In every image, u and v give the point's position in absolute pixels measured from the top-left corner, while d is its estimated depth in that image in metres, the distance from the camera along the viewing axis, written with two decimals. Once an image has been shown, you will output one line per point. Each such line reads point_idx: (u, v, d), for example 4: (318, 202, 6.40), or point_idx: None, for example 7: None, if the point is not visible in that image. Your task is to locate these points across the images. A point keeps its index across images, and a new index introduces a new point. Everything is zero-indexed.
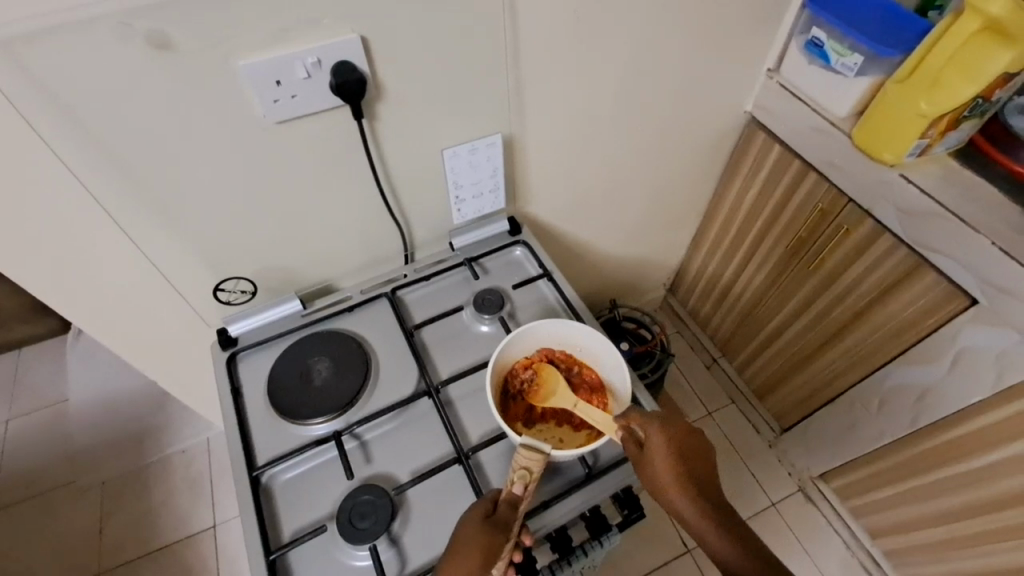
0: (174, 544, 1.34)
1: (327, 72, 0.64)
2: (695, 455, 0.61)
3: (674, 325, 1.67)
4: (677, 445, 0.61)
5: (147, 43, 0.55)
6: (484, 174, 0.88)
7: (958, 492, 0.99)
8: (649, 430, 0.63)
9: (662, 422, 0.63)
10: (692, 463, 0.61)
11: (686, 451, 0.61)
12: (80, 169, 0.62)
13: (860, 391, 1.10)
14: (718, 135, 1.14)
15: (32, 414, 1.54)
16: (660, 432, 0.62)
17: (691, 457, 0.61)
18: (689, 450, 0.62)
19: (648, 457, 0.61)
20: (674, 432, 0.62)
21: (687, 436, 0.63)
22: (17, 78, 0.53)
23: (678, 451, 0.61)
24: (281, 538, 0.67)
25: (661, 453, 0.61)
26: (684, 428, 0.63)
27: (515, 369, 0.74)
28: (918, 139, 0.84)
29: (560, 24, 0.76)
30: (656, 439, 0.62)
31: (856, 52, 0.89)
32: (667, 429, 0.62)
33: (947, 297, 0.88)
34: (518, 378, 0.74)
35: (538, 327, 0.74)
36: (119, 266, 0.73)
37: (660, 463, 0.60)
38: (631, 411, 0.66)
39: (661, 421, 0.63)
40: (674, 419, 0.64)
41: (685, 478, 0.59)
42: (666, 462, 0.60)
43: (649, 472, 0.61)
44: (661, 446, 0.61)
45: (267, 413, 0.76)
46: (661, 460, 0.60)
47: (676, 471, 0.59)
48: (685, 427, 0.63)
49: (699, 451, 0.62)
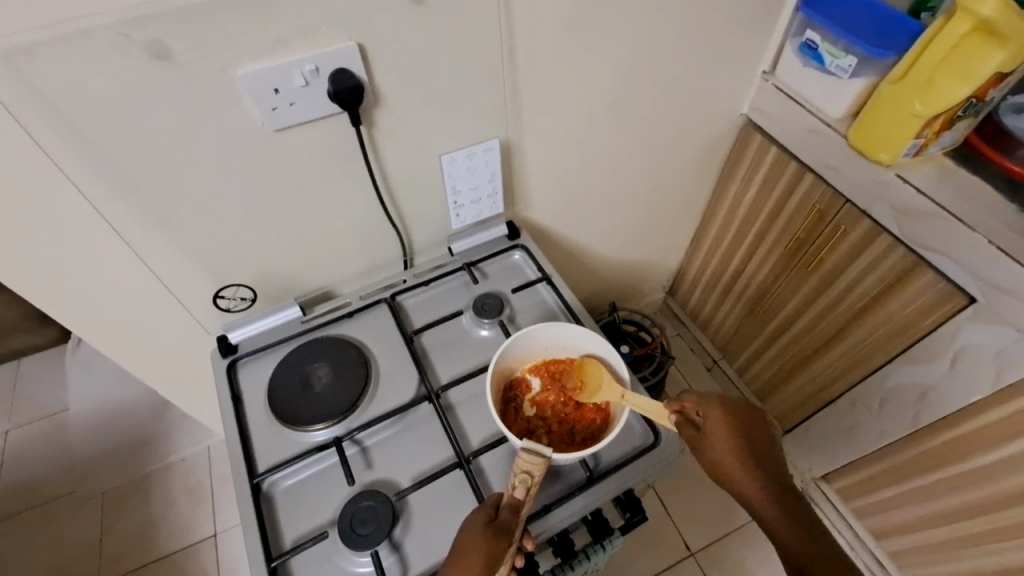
0: (175, 554, 1.34)
1: (325, 80, 0.65)
2: (755, 437, 0.62)
3: (674, 327, 1.67)
4: (738, 426, 0.61)
5: (145, 53, 0.56)
6: (482, 179, 0.88)
7: (960, 492, 0.99)
8: (707, 411, 0.62)
9: (722, 402, 0.62)
10: (753, 445, 0.61)
11: (746, 434, 0.61)
12: (79, 179, 0.62)
13: (861, 391, 1.10)
14: (714, 138, 1.14)
15: (32, 424, 1.54)
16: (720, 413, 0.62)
17: (751, 438, 0.62)
18: (748, 431, 0.62)
19: (710, 440, 0.61)
20: (733, 411, 0.62)
21: (746, 416, 0.62)
22: (15, 90, 0.54)
23: (740, 433, 0.61)
24: (283, 546, 0.67)
25: (722, 436, 0.61)
26: (743, 408, 0.63)
27: (517, 381, 0.74)
28: (913, 139, 0.85)
29: (554, 29, 0.76)
30: (715, 422, 0.61)
31: (850, 53, 0.89)
32: (726, 410, 0.62)
33: (945, 297, 0.88)
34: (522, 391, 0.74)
35: (528, 338, 0.74)
36: (118, 274, 0.73)
37: (723, 446, 0.60)
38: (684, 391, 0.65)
39: (720, 401, 0.63)
40: (733, 397, 0.63)
41: (748, 462, 0.60)
42: (726, 445, 0.60)
43: (711, 455, 0.61)
44: (722, 429, 0.61)
45: (268, 420, 0.76)
46: (723, 445, 0.60)
47: (739, 456, 0.60)
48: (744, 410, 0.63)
49: (758, 429, 0.62)
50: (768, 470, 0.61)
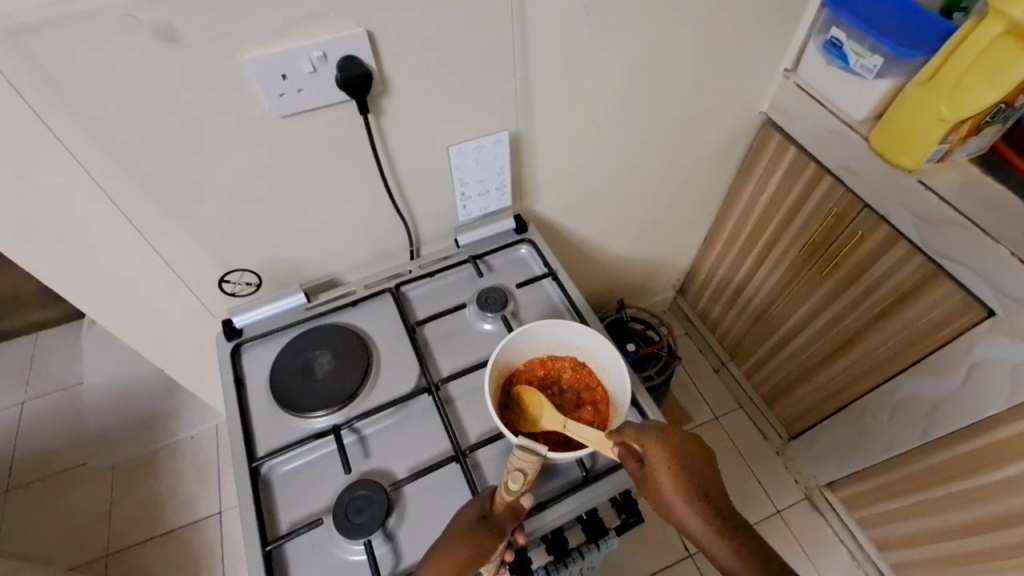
0: (180, 529, 1.36)
1: (333, 67, 0.64)
2: (699, 467, 0.56)
3: (683, 327, 1.65)
4: (680, 454, 0.56)
5: (154, 35, 0.55)
6: (491, 172, 0.87)
7: (969, 508, 0.97)
8: (646, 442, 0.58)
9: (660, 431, 0.59)
10: (695, 473, 0.55)
11: (687, 463, 0.56)
12: (87, 160, 0.63)
13: (871, 400, 1.08)
14: (732, 137, 1.12)
15: (47, 396, 1.58)
16: (658, 443, 0.57)
17: (695, 467, 0.56)
18: (692, 458, 0.56)
19: (651, 472, 0.56)
20: (675, 439, 0.58)
21: (689, 445, 0.57)
22: (24, 68, 0.54)
23: (682, 460, 0.56)
24: (278, 530, 0.67)
25: (659, 462, 0.56)
26: (687, 438, 0.58)
27: (516, 374, 0.74)
28: (938, 144, 0.82)
29: (569, 19, 0.75)
30: (654, 450, 0.57)
31: (876, 53, 0.86)
32: (666, 437, 0.58)
33: (964, 307, 0.86)
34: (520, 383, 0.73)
35: (534, 331, 0.73)
36: (127, 256, 0.74)
37: (662, 474, 0.55)
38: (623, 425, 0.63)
39: (659, 430, 0.59)
40: (674, 427, 0.59)
41: (692, 488, 0.54)
42: (665, 470, 0.55)
43: (654, 487, 0.56)
44: (658, 456, 0.57)
45: (268, 405, 0.77)
46: (663, 473, 0.55)
47: (681, 481, 0.54)
48: (687, 440, 0.58)
49: (705, 460, 0.56)
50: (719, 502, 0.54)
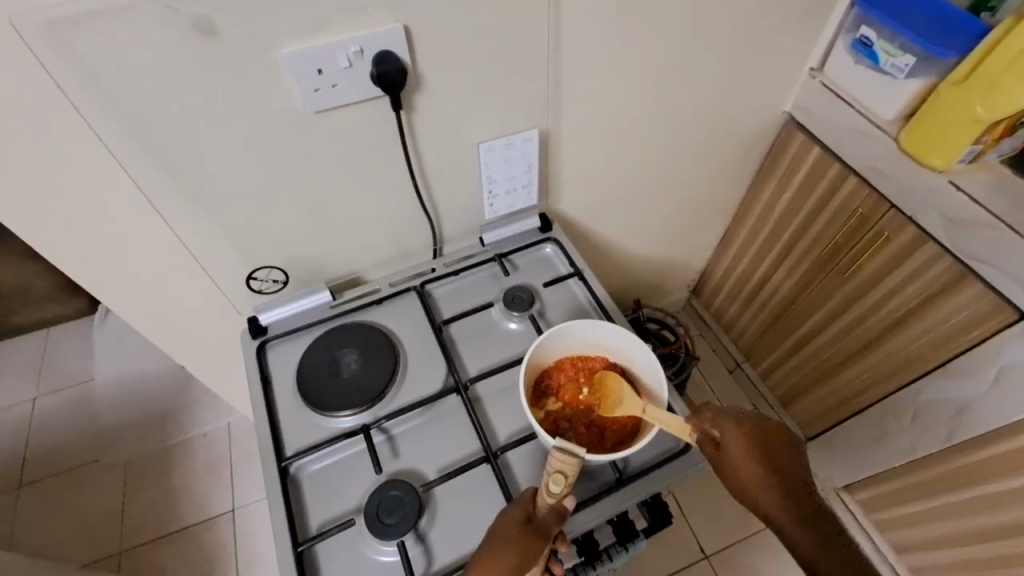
0: (193, 527, 1.36)
1: (368, 62, 0.63)
2: (777, 452, 0.58)
3: (697, 327, 1.64)
4: (758, 438, 0.58)
5: (191, 29, 0.55)
6: (518, 170, 0.86)
7: (993, 512, 0.96)
8: (726, 424, 0.59)
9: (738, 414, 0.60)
10: (773, 458, 0.58)
11: (766, 448, 0.58)
12: (121, 154, 0.62)
13: (894, 402, 1.07)
14: (754, 137, 1.11)
15: (59, 392, 1.57)
16: (738, 428, 0.59)
17: (773, 452, 0.59)
18: (770, 443, 0.59)
19: (728, 454, 0.58)
20: (752, 424, 0.60)
21: (768, 431, 0.59)
22: (64, 61, 0.53)
23: (762, 446, 0.58)
24: (308, 531, 0.66)
25: (739, 448, 0.58)
26: (765, 422, 0.60)
27: (547, 371, 0.73)
28: (971, 145, 0.81)
29: (602, 17, 0.74)
30: (733, 431, 0.59)
31: (908, 52, 0.85)
32: (745, 421, 0.59)
33: (993, 310, 0.85)
34: (553, 380, 0.73)
35: (566, 330, 0.72)
36: (155, 252, 0.74)
37: (741, 459, 0.58)
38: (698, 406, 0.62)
39: (738, 412, 0.60)
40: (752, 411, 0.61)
41: (771, 473, 0.57)
42: (745, 456, 0.57)
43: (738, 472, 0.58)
44: (739, 442, 0.58)
45: (295, 404, 0.76)
46: (743, 457, 0.58)
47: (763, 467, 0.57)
48: (764, 425, 0.60)
49: (783, 445, 0.59)
50: (795, 490, 0.57)
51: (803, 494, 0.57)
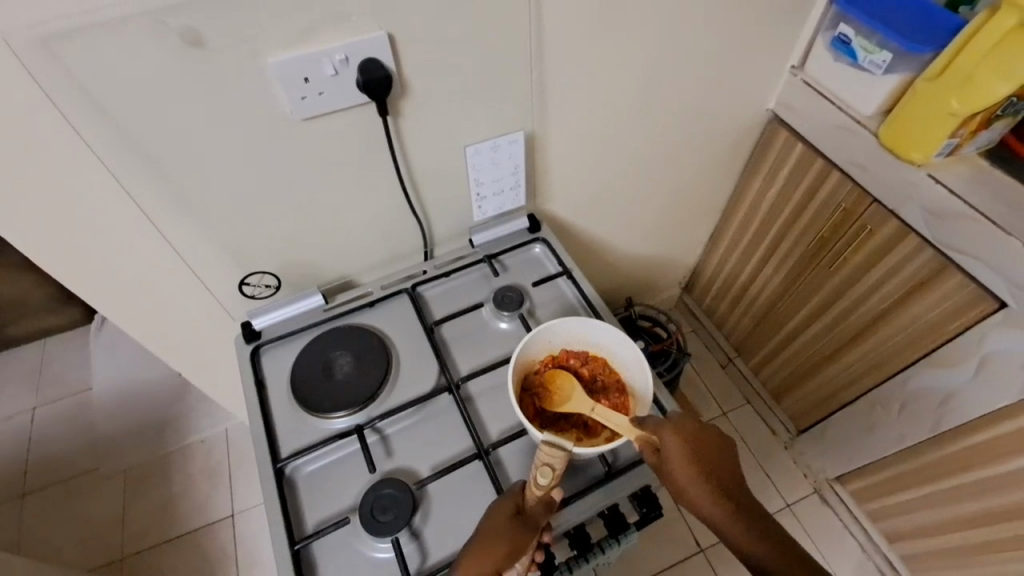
0: (193, 532, 1.37)
1: (353, 69, 0.65)
2: (710, 451, 0.60)
3: (690, 323, 1.66)
4: (692, 444, 0.59)
5: (179, 40, 0.56)
6: (505, 172, 0.88)
7: (981, 498, 0.98)
8: (665, 438, 0.60)
9: (673, 421, 0.61)
10: (710, 463, 0.59)
11: (706, 454, 0.59)
12: (113, 164, 0.63)
13: (882, 393, 1.09)
14: (739, 134, 1.13)
15: (57, 401, 1.58)
16: (675, 439, 0.60)
17: (706, 451, 0.60)
18: (705, 447, 0.60)
19: (669, 466, 0.59)
20: (684, 429, 0.61)
21: (700, 432, 0.61)
22: (56, 74, 0.54)
23: (696, 449, 0.59)
24: (304, 530, 0.68)
25: (681, 459, 0.58)
26: (694, 426, 0.61)
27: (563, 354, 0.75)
28: (948, 139, 0.83)
29: (583, 20, 0.76)
30: (672, 440, 0.59)
31: (885, 49, 0.87)
32: (680, 429, 0.60)
33: (974, 300, 0.87)
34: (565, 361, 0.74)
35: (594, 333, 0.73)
36: (149, 260, 0.75)
37: (680, 469, 0.58)
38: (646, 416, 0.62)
39: (675, 423, 0.61)
40: (687, 420, 0.61)
41: (708, 478, 0.58)
42: (686, 467, 0.58)
43: (682, 486, 0.58)
44: (680, 452, 0.59)
45: (290, 406, 0.77)
46: (681, 466, 0.58)
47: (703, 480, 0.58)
48: (694, 429, 0.61)
49: (711, 444, 0.60)
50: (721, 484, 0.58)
51: (734, 493, 0.58)
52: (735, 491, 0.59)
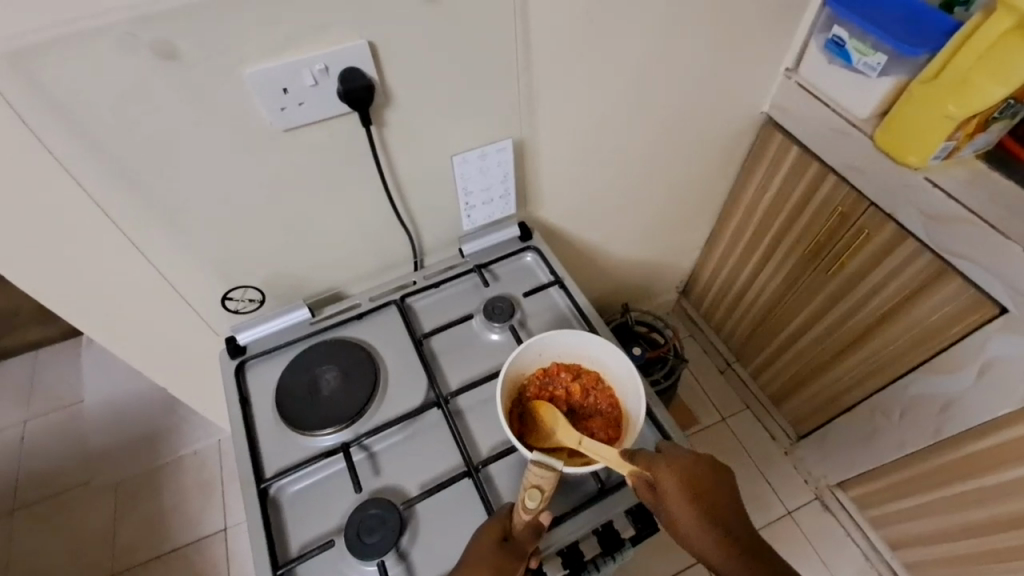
0: (185, 547, 1.35)
1: (334, 80, 0.63)
2: (708, 488, 0.58)
3: (687, 328, 1.64)
4: (689, 479, 0.58)
5: (152, 53, 0.54)
6: (494, 180, 0.86)
7: (985, 506, 0.96)
8: (659, 473, 0.58)
9: (670, 455, 0.60)
10: (707, 500, 0.57)
11: (704, 490, 0.58)
12: (87, 181, 0.61)
13: (882, 399, 1.07)
14: (733, 137, 1.11)
15: (47, 415, 1.56)
16: (670, 474, 0.58)
17: (704, 487, 0.58)
18: (702, 482, 0.58)
19: (665, 502, 0.57)
20: (681, 464, 0.59)
21: (698, 468, 0.59)
22: (23, 90, 0.53)
23: (693, 484, 0.58)
24: (288, 553, 0.66)
25: (677, 496, 0.57)
26: (692, 460, 0.60)
27: (558, 369, 0.72)
28: (945, 142, 0.81)
29: (571, 25, 0.74)
30: (666, 478, 0.58)
31: (879, 51, 0.85)
32: (675, 465, 0.59)
33: (975, 305, 0.85)
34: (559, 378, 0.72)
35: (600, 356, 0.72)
36: (129, 277, 0.73)
37: (676, 506, 0.57)
38: (638, 450, 0.61)
39: (671, 458, 0.59)
40: (683, 455, 0.60)
41: (703, 515, 0.56)
42: (681, 503, 0.56)
43: (677, 522, 0.56)
44: (676, 488, 0.57)
45: (275, 423, 0.76)
46: (677, 503, 0.57)
47: (698, 517, 0.56)
48: (693, 464, 0.59)
49: (710, 479, 0.59)
50: (720, 521, 0.57)
51: (734, 529, 0.57)
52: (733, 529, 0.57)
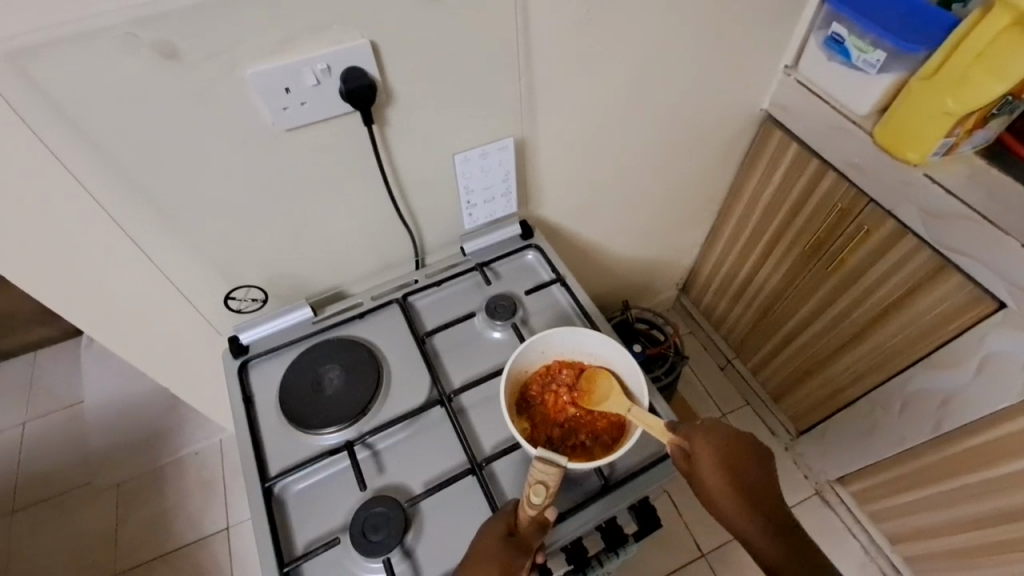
0: (187, 546, 1.35)
1: (335, 80, 0.63)
2: (742, 460, 0.58)
3: (687, 325, 1.65)
4: (726, 451, 0.58)
5: (153, 53, 0.54)
6: (495, 179, 0.86)
7: (985, 500, 0.96)
8: (697, 442, 0.58)
9: (709, 427, 0.59)
10: (741, 471, 0.57)
11: (738, 462, 0.58)
12: (88, 180, 0.61)
13: (881, 394, 1.08)
14: (733, 134, 1.12)
15: (48, 415, 1.56)
16: (707, 444, 0.58)
17: (738, 460, 0.58)
18: (737, 455, 0.58)
19: (699, 468, 0.57)
20: (720, 434, 0.59)
21: (736, 441, 0.59)
22: (24, 92, 0.53)
23: (727, 457, 0.57)
24: (294, 551, 0.66)
25: (711, 466, 0.57)
26: (730, 433, 0.59)
27: (562, 367, 0.72)
28: (944, 138, 0.82)
29: (571, 23, 0.74)
30: (702, 448, 0.58)
31: (878, 48, 0.86)
32: (712, 435, 0.58)
33: (973, 301, 0.86)
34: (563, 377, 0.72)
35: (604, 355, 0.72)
36: (130, 277, 0.73)
37: (710, 475, 0.56)
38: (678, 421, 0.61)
39: (709, 430, 0.59)
40: (722, 426, 0.59)
41: (736, 486, 0.56)
42: (715, 474, 0.56)
43: (709, 488, 0.56)
44: (710, 459, 0.57)
45: (278, 422, 0.76)
46: (710, 471, 0.57)
47: (731, 488, 0.56)
48: (731, 437, 0.59)
49: (745, 453, 0.58)
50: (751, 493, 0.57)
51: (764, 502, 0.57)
52: (762, 501, 0.57)
